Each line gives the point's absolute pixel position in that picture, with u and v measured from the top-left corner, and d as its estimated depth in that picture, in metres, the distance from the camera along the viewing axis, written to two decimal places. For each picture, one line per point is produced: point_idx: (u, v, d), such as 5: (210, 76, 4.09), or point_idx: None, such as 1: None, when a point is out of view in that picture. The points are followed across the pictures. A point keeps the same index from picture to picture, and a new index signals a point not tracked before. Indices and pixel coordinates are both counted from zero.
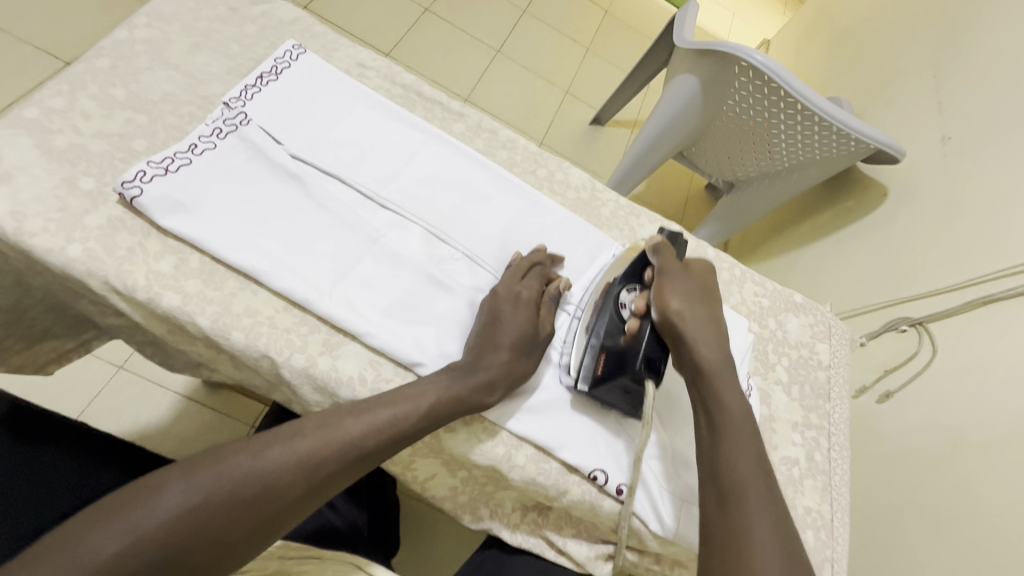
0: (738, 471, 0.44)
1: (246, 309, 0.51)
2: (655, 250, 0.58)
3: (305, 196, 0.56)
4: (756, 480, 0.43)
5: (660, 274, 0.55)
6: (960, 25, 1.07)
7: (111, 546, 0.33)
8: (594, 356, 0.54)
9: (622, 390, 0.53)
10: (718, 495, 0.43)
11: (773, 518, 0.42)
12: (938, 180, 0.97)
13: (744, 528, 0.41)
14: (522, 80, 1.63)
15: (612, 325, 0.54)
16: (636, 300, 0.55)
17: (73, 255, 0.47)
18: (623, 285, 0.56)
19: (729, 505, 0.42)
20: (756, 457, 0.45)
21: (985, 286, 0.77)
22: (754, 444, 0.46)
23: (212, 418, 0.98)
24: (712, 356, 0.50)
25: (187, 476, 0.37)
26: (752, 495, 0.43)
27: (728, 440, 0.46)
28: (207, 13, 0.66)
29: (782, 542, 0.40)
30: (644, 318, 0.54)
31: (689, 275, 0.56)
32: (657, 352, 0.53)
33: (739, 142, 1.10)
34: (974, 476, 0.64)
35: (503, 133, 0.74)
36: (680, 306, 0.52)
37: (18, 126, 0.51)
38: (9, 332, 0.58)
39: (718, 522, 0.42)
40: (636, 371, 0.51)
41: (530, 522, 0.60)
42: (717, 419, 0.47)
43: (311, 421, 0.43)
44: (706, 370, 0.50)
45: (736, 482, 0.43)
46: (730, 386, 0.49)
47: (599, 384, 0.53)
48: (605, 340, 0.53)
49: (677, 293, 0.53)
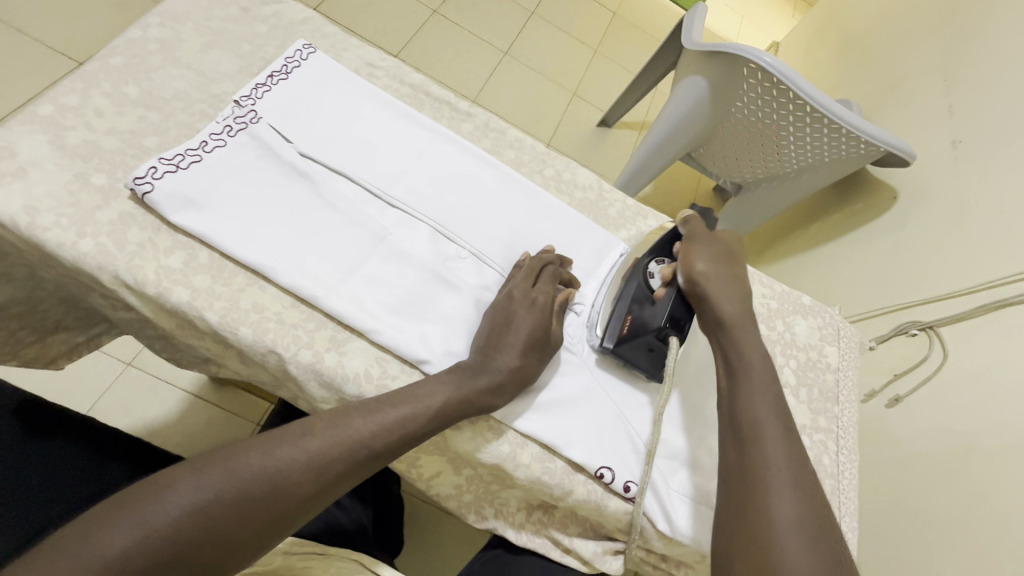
0: (754, 412, 0.45)
1: (254, 305, 0.51)
2: (686, 220, 0.60)
3: (315, 194, 0.56)
4: (773, 421, 0.44)
5: (687, 241, 0.57)
6: (972, 27, 1.06)
7: (121, 541, 0.34)
8: (620, 318, 0.56)
9: (646, 348, 0.55)
10: (735, 436, 0.45)
11: (789, 456, 0.43)
12: (949, 182, 0.96)
13: (760, 465, 0.42)
14: (529, 82, 1.63)
15: (640, 291, 0.56)
16: (663, 268, 0.57)
17: (84, 249, 0.48)
18: (653, 256, 0.58)
19: (746, 444, 0.44)
20: (774, 399, 0.46)
21: (997, 290, 0.76)
22: (773, 388, 0.47)
23: (219, 415, 0.98)
24: (733, 311, 0.52)
25: (197, 473, 0.38)
26: (769, 435, 0.44)
27: (746, 383, 0.47)
28: (218, 13, 0.67)
29: (798, 479, 0.41)
30: (671, 284, 0.56)
31: (717, 243, 0.57)
32: (682, 314, 0.55)
33: (747, 144, 1.10)
34: (986, 481, 0.63)
35: (511, 133, 0.74)
36: (705, 269, 0.54)
37: (33, 122, 0.52)
38: (21, 325, 0.59)
39: (735, 462, 0.43)
40: (661, 328, 0.53)
41: (535, 522, 0.60)
42: (737, 366, 0.48)
43: (320, 420, 0.43)
44: (727, 321, 0.51)
45: (753, 423, 0.44)
46: (749, 335, 0.50)
47: (623, 342, 0.55)
48: (632, 304, 0.55)
49: (703, 257, 0.55)
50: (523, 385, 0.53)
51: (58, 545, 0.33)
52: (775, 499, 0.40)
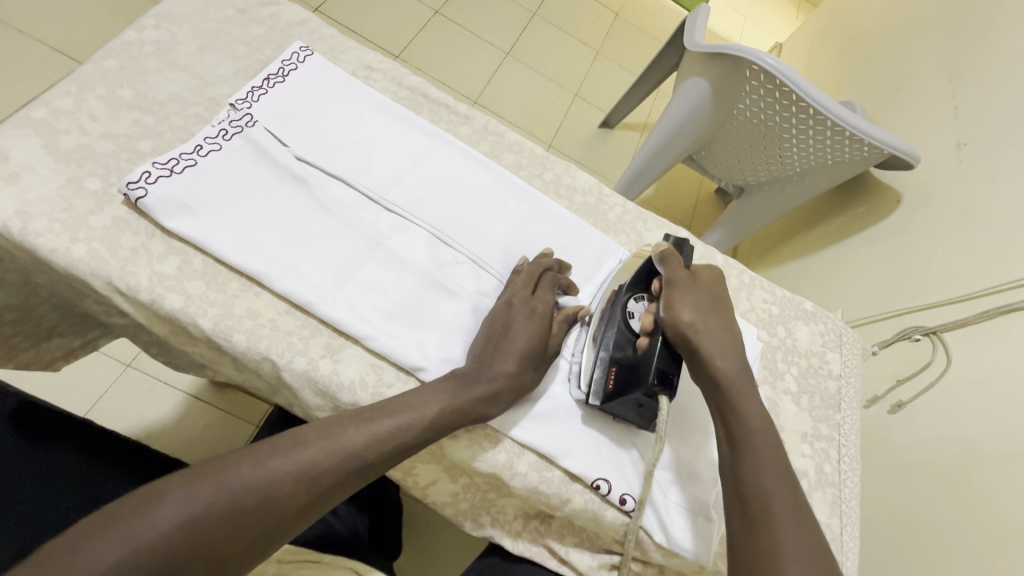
0: (761, 485, 0.43)
1: (248, 311, 0.50)
2: (662, 257, 0.55)
3: (310, 198, 0.56)
4: (781, 493, 0.42)
5: (668, 285, 0.53)
6: (976, 29, 1.05)
7: (109, 556, 0.33)
8: (604, 370, 0.52)
9: (635, 404, 0.51)
10: (742, 513, 0.42)
11: (801, 529, 0.40)
12: (954, 186, 0.95)
13: (772, 547, 0.39)
14: (531, 83, 1.63)
15: (622, 338, 0.52)
16: (644, 316, 0.53)
17: (77, 255, 0.47)
18: (630, 294, 0.55)
19: (755, 522, 0.41)
20: (781, 468, 0.44)
21: (1001, 296, 0.75)
22: (778, 455, 0.44)
23: (217, 418, 0.98)
24: (728, 367, 0.49)
25: (187, 484, 0.37)
26: (778, 508, 0.41)
27: (749, 453, 0.44)
28: (215, 15, 0.66)
29: (813, 558, 0.38)
30: (655, 333, 0.51)
31: (699, 285, 0.54)
32: (670, 365, 0.50)
33: (750, 146, 1.09)
34: (989, 491, 0.62)
35: (510, 137, 0.73)
36: (692, 319, 0.50)
37: (27, 126, 0.52)
38: (16, 329, 0.58)
39: (743, 543, 0.41)
40: (649, 386, 0.49)
41: (531, 531, 0.60)
42: (737, 432, 0.46)
43: (313, 430, 0.43)
44: (723, 383, 0.48)
45: (760, 498, 0.42)
46: (748, 396, 0.48)
47: (610, 399, 0.52)
48: (615, 354, 0.52)
49: (687, 306, 0.51)
50: (520, 393, 0.52)
51: (42, 560, 0.32)
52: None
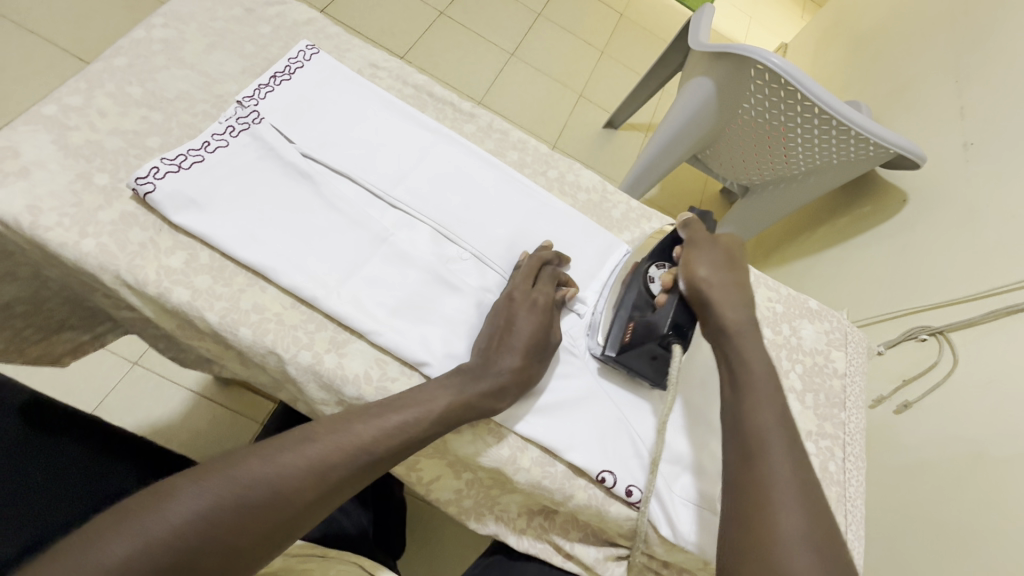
0: (758, 420, 0.44)
1: (254, 306, 0.51)
2: (684, 223, 0.59)
3: (316, 195, 0.56)
4: (778, 434, 0.43)
5: (688, 246, 0.57)
6: (983, 29, 1.05)
7: (122, 549, 0.33)
8: (623, 326, 0.56)
9: (649, 356, 0.54)
10: (738, 444, 0.43)
11: (795, 466, 0.41)
12: (959, 185, 0.95)
13: (764, 474, 0.40)
14: (535, 83, 1.63)
15: (642, 298, 0.56)
16: (664, 275, 0.56)
17: (86, 249, 0.48)
18: (653, 261, 0.59)
19: (750, 454, 0.42)
20: (780, 410, 0.45)
21: (1008, 296, 0.75)
22: (778, 399, 0.45)
23: (222, 415, 0.99)
24: (737, 318, 0.51)
25: (199, 480, 0.38)
26: (774, 444, 0.42)
27: (750, 393, 0.46)
28: (223, 14, 0.67)
29: (804, 491, 0.39)
30: (672, 290, 0.55)
31: (718, 246, 0.56)
32: (685, 319, 0.53)
33: (754, 145, 1.09)
34: (996, 490, 0.62)
35: (515, 134, 0.74)
36: (707, 275, 0.53)
37: (37, 122, 0.52)
38: (26, 323, 0.59)
39: (737, 471, 0.42)
40: (662, 336, 0.52)
41: (536, 527, 0.60)
42: (740, 376, 0.47)
43: (322, 425, 0.43)
44: (729, 329, 0.50)
45: (756, 431, 0.43)
46: (752, 346, 0.49)
47: (625, 351, 0.54)
48: (634, 312, 0.56)
49: (704, 262, 0.54)
50: (525, 387, 0.52)
51: (58, 555, 0.32)
52: (780, 512, 0.38)
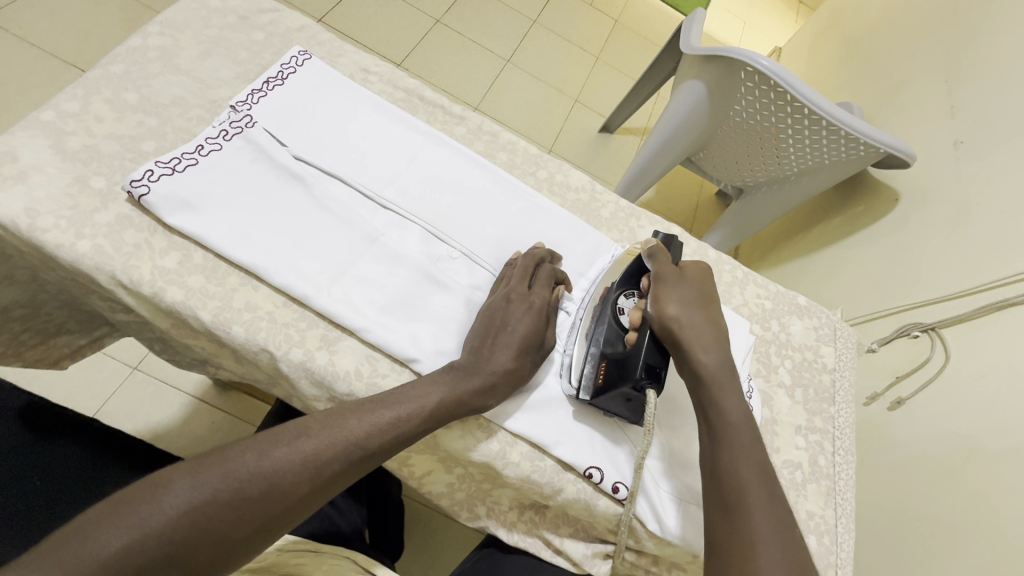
0: (738, 475, 0.43)
1: (247, 304, 0.52)
2: (650, 254, 0.56)
3: (308, 196, 0.57)
4: (758, 485, 0.43)
5: (655, 281, 0.54)
6: (972, 29, 1.06)
7: (117, 540, 0.34)
8: (595, 365, 0.53)
9: (624, 398, 0.51)
10: (721, 502, 0.43)
11: (775, 525, 0.41)
12: (950, 185, 0.96)
13: (747, 536, 0.40)
14: (531, 89, 1.65)
15: (612, 333, 0.53)
16: (632, 311, 0.54)
17: (82, 250, 0.49)
18: (620, 291, 0.56)
19: (733, 513, 0.42)
20: (758, 460, 0.45)
21: (997, 292, 0.76)
22: (756, 450, 0.45)
23: (221, 419, 0.99)
24: (710, 360, 0.49)
25: (194, 474, 0.38)
26: (754, 501, 0.42)
27: (729, 446, 0.45)
28: (217, 22, 0.68)
29: (787, 555, 0.39)
30: (642, 328, 0.52)
31: (685, 279, 0.54)
32: (658, 360, 0.50)
33: (746, 147, 1.10)
34: (988, 484, 0.62)
35: (504, 136, 0.75)
36: (677, 313, 0.51)
37: (36, 128, 0.54)
38: (25, 327, 0.60)
39: (721, 532, 0.41)
40: (636, 379, 0.49)
41: (526, 521, 0.60)
42: (717, 425, 0.46)
43: (316, 420, 0.44)
44: (705, 372, 0.49)
45: (737, 488, 0.43)
46: (729, 389, 0.48)
47: (599, 393, 0.52)
48: (605, 349, 0.53)
49: (674, 299, 0.52)
50: (516, 385, 0.53)
51: (56, 544, 0.33)
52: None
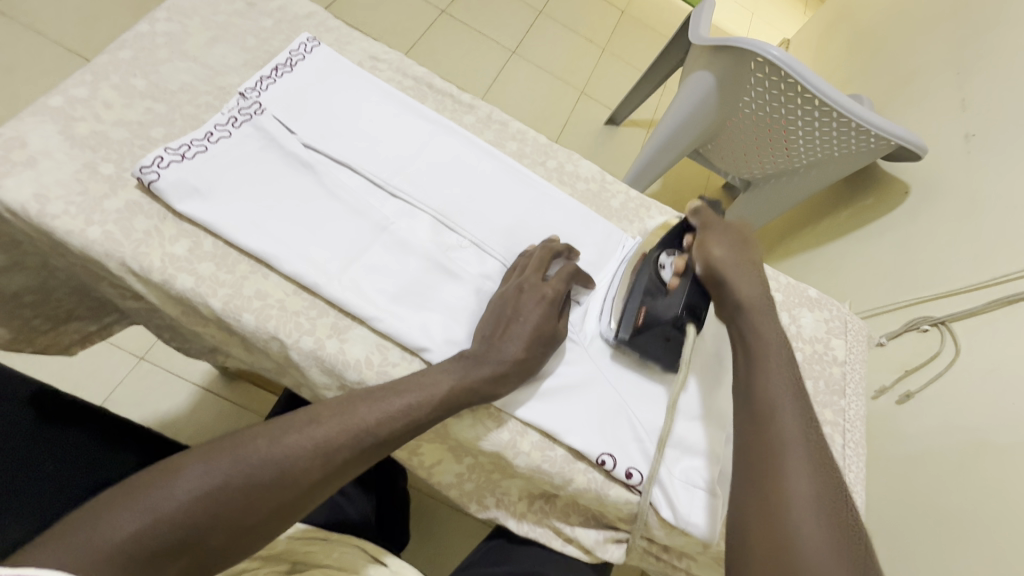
0: (769, 387, 0.45)
1: (257, 292, 0.52)
2: (695, 211, 0.59)
3: (317, 184, 0.57)
4: (788, 397, 0.44)
5: (701, 231, 0.58)
6: (984, 20, 1.04)
7: (130, 524, 0.34)
8: (635, 309, 0.56)
9: (664, 338, 0.56)
10: (750, 412, 0.45)
11: (804, 432, 0.42)
12: (961, 177, 0.95)
13: (776, 438, 0.42)
14: (537, 80, 1.64)
15: (653, 282, 0.57)
16: (676, 260, 0.58)
17: (92, 237, 0.49)
18: (662, 249, 0.60)
19: (762, 419, 0.44)
20: (813, 453, 0.41)
21: (1009, 285, 0.75)
22: (788, 366, 0.47)
23: (228, 408, 1.00)
24: (754, 294, 0.52)
25: (206, 459, 0.38)
26: (783, 411, 0.44)
27: (761, 360, 0.47)
28: (225, 8, 0.68)
29: (813, 453, 0.41)
30: (686, 273, 0.57)
31: (730, 229, 0.58)
32: (699, 300, 0.55)
33: (756, 139, 1.09)
34: (1001, 477, 0.61)
35: (513, 125, 0.74)
36: (722, 255, 0.55)
37: (44, 113, 0.54)
38: (35, 313, 0.60)
39: (749, 436, 0.44)
40: (677, 317, 0.54)
41: (536, 511, 0.60)
42: (752, 344, 0.49)
43: (326, 407, 0.44)
44: (752, 341, 0.49)
45: (768, 399, 0.44)
46: (777, 371, 0.46)
47: (639, 333, 0.55)
48: (646, 296, 0.56)
49: (720, 245, 0.56)
50: (527, 375, 0.53)
51: (68, 529, 0.33)
52: (792, 468, 0.40)
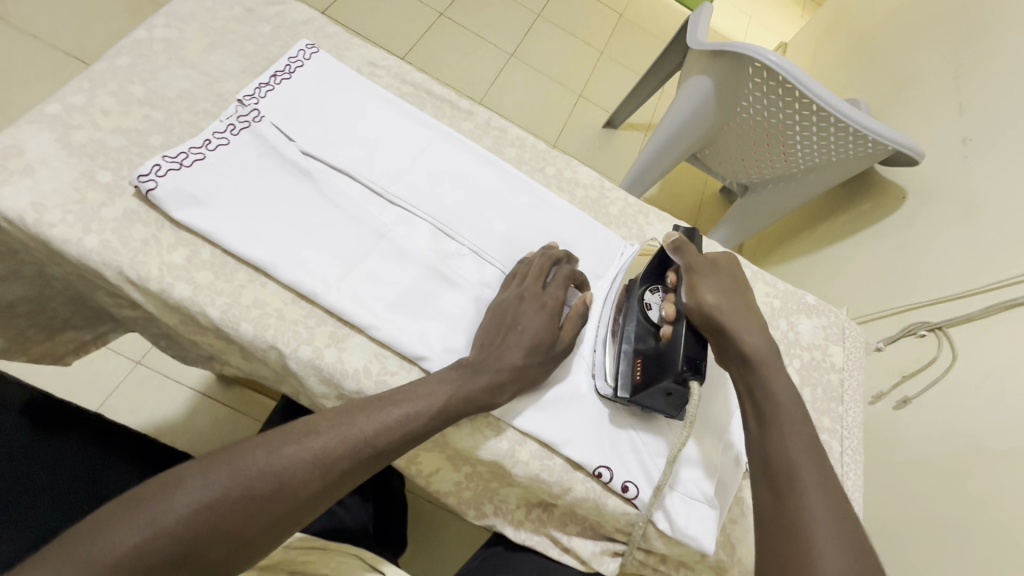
0: (788, 454, 0.43)
1: (255, 300, 0.52)
2: (677, 247, 0.55)
3: (315, 191, 0.57)
4: (810, 466, 0.42)
5: (687, 272, 0.54)
6: (980, 26, 1.05)
7: (130, 538, 0.34)
8: (630, 362, 0.54)
9: (664, 393, 0.52)
10: (770, 484, 0.42)
11: (830, 504, 0.40)
12: (957, 182, 0.95)
13: (799, 514, 0.40)
14: (535, 84, 1.64)
15: (643, 329, 0.54)
16: (665, 306, 0.54)
17: (89, 246, 0.49)
18: (646, 286, 0.57)
19: (783, 492, 0.41)
20: (845, 540, 0.38)
21: (1006, 291, 0.75)
22: (807, 430, 0.44)
23: (225, 414, 0.99)
24: (756, 343, 0.49)
25: (205, 471, 0.38)
26: (805, 481, 0.41)
27: (775, 425, 0.45)
28: (223, 14, 0.68)
29: (843, 529, 0.38)
30: (678, 320, 0.53)
31: (718, 269, 0.54)
32: (697, 351, 0.51)
33: (754, 144, 1.09)
34: (996, 484, 0.62)
35: (512, 132, 0.75)
36: (716, 300, 0.51)
37: (41, 121, 0.53)
38: (30, 321, 0.60)
39: (770, 511, 0.41)
40: (677, 373, 0.50)
41: (534, 520, 0.60)
42: (766, 406, 0.46)
43: (324, 418, 0.44)
44: (769, 412, 0.46)
45: (788, 469, 0.42)
46: (795, 435, 0.44)
47: (638, 390, 0.53)
48: (638, 345, 0.54)
49: (711, 288, 0.52)
50: (526, 384, 0.53)
51: (68, 543, 0.34)
52: (819, 547, 0.38)
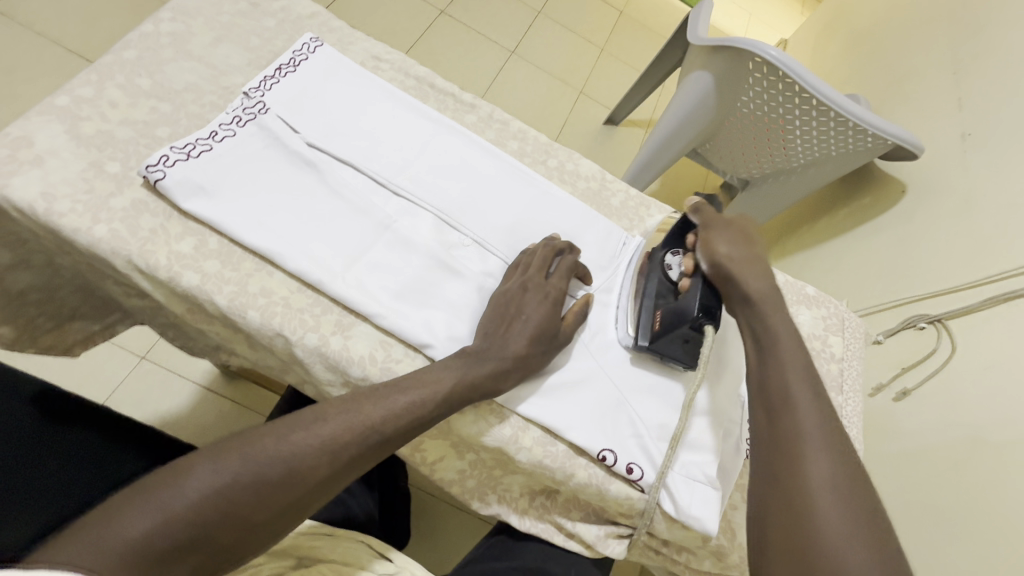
0: (784, 375, 0.45)
1: (262, 289, 0.52)
2: (695, 209, 0.58)
3: (321, 183, 0.57)
4: (803, 386, 0.44)
5: (702, 230, 0.56)
6: (980, 21, 1.05)
7: (141, 524, 0.35)
8: (651, 314, 0.58)
9: (682, 339, 0.55)
10: (765, 401, 0.45)
11: (822, 419, 0.42)
12: (956, 176, 0.96)
13: (792, 426, 0.42)
14: (536, 80, 1.64)
15: (664, 287, 0.58)
16: (684, 262, 0.58)
17: (99, 235, 0.50)
18: (667, 250, 0.61)
19: (777, 407, 0.43)
20: (834, 451, 0.40)
21: (1005, 283, 0.75)
22: (802, 356, 0.46)
23: (229, 407, 1.00)
24: (760, 287, 0.50)
25: (215, 458, 0.39)
26: (800, 399, 0.43)
27: (772, 350, 0.47)
28: (229, 8, 0.68)
29: (832, 441, 0.41)
30: (695, 273, 0.56)
31: (733, 225, 0.56)
32: (712, 299, 0.53)
33: (754, 138, 1.09)
34: (995, 472, 0.62)
35: (514, 125, 0.75)
36: (727, 252, 0.53)
37: (50, 113, 0.54)
38: (39, 311, 0.61)
39: (765, 424, 0.43)
40: (693, 319, 0.53)
41: (537, 507, 0.61)
42: (762, 333, 0.48)
43: (331, 405, 0.44)
44: (765, 337, 0.48)
45: (783, 388, 0.44)
46: (792, 360, 0.46)
47: (656, 338, 0.56)
48: (659, 300, 0.58)
49: (723, 241, 0.54)
50: (529, 372, 0.53)
51: (80, 529, 0.34)
52: (810, 455, 0.40)
